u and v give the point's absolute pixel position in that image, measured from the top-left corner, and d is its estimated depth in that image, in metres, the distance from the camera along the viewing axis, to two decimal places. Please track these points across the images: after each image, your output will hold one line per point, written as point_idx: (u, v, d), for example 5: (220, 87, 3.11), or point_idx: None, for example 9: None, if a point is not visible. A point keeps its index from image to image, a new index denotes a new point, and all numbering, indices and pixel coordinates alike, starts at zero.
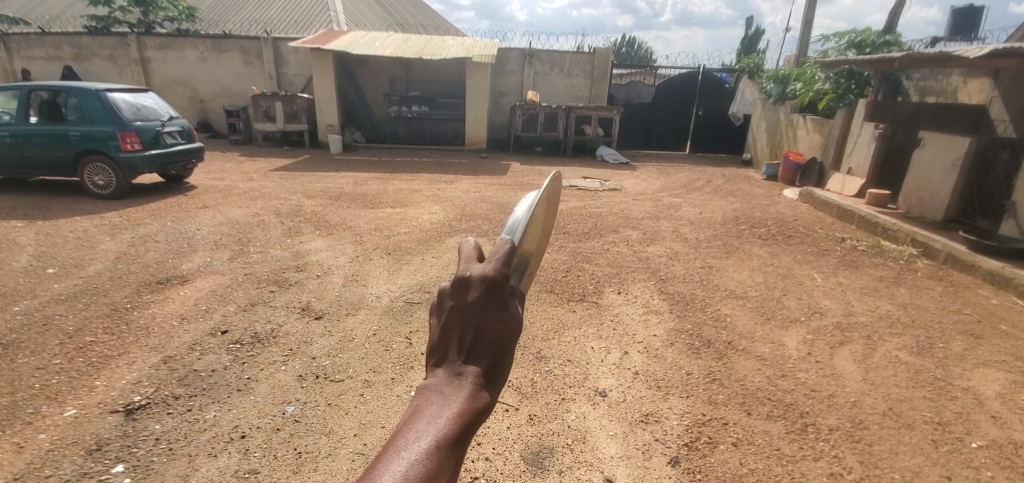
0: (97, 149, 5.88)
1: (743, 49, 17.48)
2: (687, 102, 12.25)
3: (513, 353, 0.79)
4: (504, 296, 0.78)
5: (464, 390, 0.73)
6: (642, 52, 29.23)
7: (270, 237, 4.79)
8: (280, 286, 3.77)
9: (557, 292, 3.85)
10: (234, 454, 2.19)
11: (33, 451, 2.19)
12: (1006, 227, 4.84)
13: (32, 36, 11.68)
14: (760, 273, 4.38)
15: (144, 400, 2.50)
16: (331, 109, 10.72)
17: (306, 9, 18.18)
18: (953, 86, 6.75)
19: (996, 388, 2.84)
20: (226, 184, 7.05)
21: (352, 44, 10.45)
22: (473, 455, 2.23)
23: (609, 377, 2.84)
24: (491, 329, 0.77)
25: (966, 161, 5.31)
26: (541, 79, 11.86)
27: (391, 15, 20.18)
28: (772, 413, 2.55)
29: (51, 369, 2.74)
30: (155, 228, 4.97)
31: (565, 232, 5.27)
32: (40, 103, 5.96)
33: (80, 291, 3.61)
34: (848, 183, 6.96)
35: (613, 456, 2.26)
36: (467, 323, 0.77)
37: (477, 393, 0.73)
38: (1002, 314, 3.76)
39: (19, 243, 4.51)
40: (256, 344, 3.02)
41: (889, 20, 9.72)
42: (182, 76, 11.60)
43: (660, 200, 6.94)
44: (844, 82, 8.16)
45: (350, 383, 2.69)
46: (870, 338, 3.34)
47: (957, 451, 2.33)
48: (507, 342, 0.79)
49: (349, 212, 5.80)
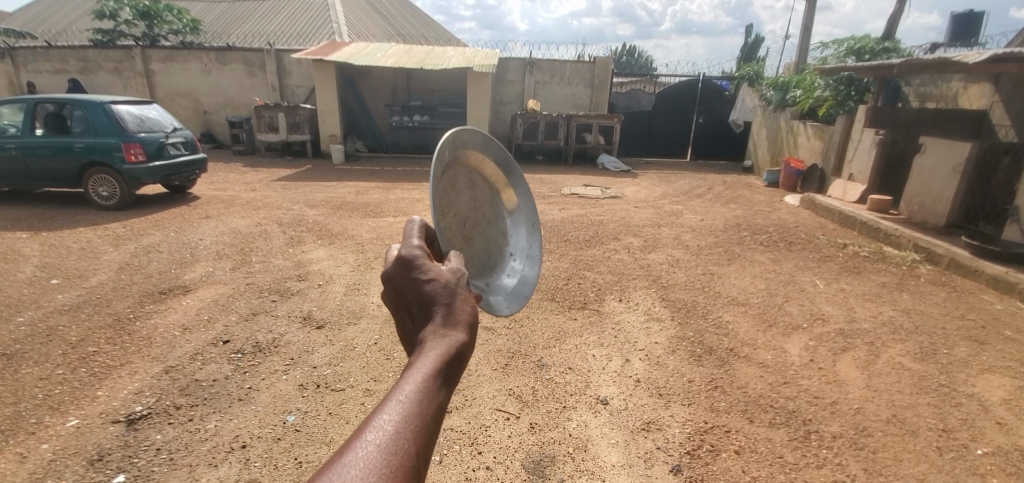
0: (101, 161, 5.94)
1: (743, 57, 17.64)
2: (687, 110, 12.29)
3: (457, 300, 0.99)
4: (422, 266, 1.00)
5: (433, 342, 0.91)
6: (642, 60, 29.43)
7: (272, 247, 4.83)
8: (282, 295, 3.78)
9: (558, 299, 3.86)
10: (235, 464, 2.19)
11: (36, 461, 2.19)
12: (1009, 232, 4.82)
13: (38, 50, 11.81)
14: (762, 279, 4.38)
15: (145, 410, 2.51)
16: (334, 120, 10.80)
17: (309, 21, 18.38)
18: (953, 92, 6.80)
19: (1002, 394, 2.82)
20: (229, 195, 7.07)
21: (354, 54, 10.54)
22: (474, 464, 2.23)
23: (611, 385, 2.83)
24: (426, 292, 0.98)
25: (967, 166, 5.31)
26: (542, 88, 11.94)
27: (393, 27, 20.45)
28: (774, 420, 2.54)
29: (54, 379, 2.75)
30: (158, 239, 4.99)
31: (566, 240, 5.28)
32: (45, 115, 6.02)
33: (83, 302, 3.62)
34: (849, 189, 6.97)
35: (614, 464, 2.25)
36: (410, 300, 0.99)
37: (443, 338, 0.92)
38: (1006, 320, 3.74)
39: (23, 254, 4.53)
40: (258, 354, 3.03)
41: (889, 26, 9.77)
42: (186, 88, 11.72)
43: (661, 207, 6.95)
44: (843, 88, 8.22)
45: (351, 393, 2.68)
46: (873, 344, 3.32)
47: (962, 458, 2.31)
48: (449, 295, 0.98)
49: (351, 221, 5.81)
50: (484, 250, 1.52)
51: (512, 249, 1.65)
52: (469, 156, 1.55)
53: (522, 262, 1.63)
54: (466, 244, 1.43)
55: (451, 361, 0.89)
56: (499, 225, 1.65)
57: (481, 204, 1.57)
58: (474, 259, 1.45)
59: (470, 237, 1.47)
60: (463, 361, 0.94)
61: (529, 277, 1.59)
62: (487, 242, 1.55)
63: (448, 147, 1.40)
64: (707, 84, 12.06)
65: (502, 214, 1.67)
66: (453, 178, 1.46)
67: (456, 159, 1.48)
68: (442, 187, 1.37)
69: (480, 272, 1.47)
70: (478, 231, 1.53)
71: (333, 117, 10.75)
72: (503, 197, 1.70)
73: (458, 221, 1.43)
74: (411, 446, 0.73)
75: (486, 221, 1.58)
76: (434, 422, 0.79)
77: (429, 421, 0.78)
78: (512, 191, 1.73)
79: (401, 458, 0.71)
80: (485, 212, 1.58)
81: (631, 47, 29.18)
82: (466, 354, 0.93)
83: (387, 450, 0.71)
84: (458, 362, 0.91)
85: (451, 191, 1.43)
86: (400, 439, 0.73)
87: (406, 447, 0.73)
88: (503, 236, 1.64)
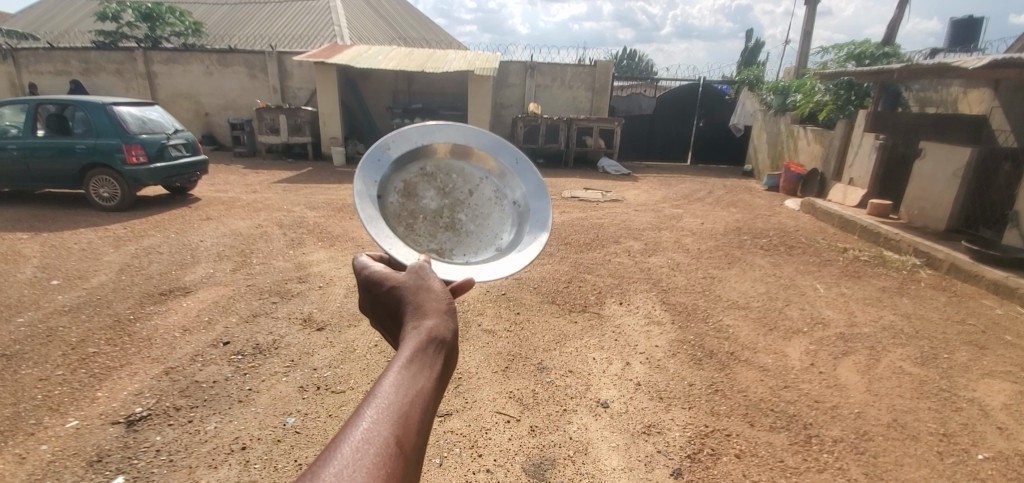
0: (103, 162, 5.94)
1: (743, 61, 17.71)
2: (688, 114, 12.32)
3: (426, 294, 1.02)
4: (385, 280, 1.08)
5: (413, 331, 0.93)
6: (642, 64, 29.44)
7: (273, 249, 4.82)
8: (282, 297, 3.78)
9: (558, 302, 3.86)
10: (235, 466, 2.19)
11: (35, 462, 2.18)
12: (1010, 237, 4.81)
13: (41, 51, 11.84)
14: (762, 283, 4.38)
15: (145, 412, 2.50)
16: (334, 122, 10.81)
17: (311, 23, 18.43)
18: (952, 97, 6.84)
19: (1002, 399, 2.82)
20: (229, 196, 7.07)
21: (356, 57, 10.57)
22: (474, 467, 2.22)
23: (611, 388, 2.83)
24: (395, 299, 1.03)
25: (967, 170, 5.33)
26: (542, 92, 11.97)
27: (394, 30, 20.52)
28: (775, 424, 2.54)
29: (53, 380, 2.74)
30: (159, 240, 4.99)
31: (567, 243, 5.28)
32: (46, 116, 6.02)
33: (82, 303, 3.62)
34: (849, 193, 6.97)
35: (614, 468, 2.25)
36: (388, 311, 1.06)
37: (421, 324, 0.94)
38: (1006, 325, 3.73)
39: (24, 255, 4.53)
40: (258, 355, 3.03)
41: (889, 31, 9.79)
42: (187, 89, 11.74)
43: (662, 211, 6.95)
44: (844, 93, 8.25)
45: (351, 395, 2.68)
46: (874, 349, 3.32)
47: (963, 463, 2.31)
48: (417, 293, 1.03)
49: (351, 224, 5.80)
50: (479, 221, 1.56)
51: (512, 199, 1.63)
52: (403, 161, 1.57)
53: (533, 203, 1.59)
54: (455, 232, 1.50)
55: (426, 345, 0.90)
56: (484, 183, 1.64)
57: (451, 186, 1.60)
58: (474, 237, 1.51)
59: (456, 222, 1.54)
60: (448, 341, 0.94)
61: (542, 213, 1.55)
62: (481, 212, 1.58)
63: (371, 178, 1.46)
64: (708, 88, 12.09)
65: (488, 174, 1.65)
66: (405, 190, 1.54)
67: (394, 174, 1.54)
68: (394, 211, 1.47)
69: (490, 239, 1.51)
70: (463, 210, 1.57)
71: (334, 119, 10.76)
72: (479, 159, 1.66)
73: (431, 220, 1.50)
74: (390, 433, 0.73)
75: (467, 193, 1.60)
76: (414, 408, 0.79)
77: (415, 403, 0.79)
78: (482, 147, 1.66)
79: (386, 447, 0.72)
80: (461, 189, 1.60)
81: (630, 51, 29.24)
82: (442, 334, 0.93)
83: (366, 443, 0.71)
84: (436, 345, 0.91)
85: (408, 205, 1.51)
86: (379, 432, 0.73)
87: (392, 433, 0.73)
88: (495, 192, 1.63)
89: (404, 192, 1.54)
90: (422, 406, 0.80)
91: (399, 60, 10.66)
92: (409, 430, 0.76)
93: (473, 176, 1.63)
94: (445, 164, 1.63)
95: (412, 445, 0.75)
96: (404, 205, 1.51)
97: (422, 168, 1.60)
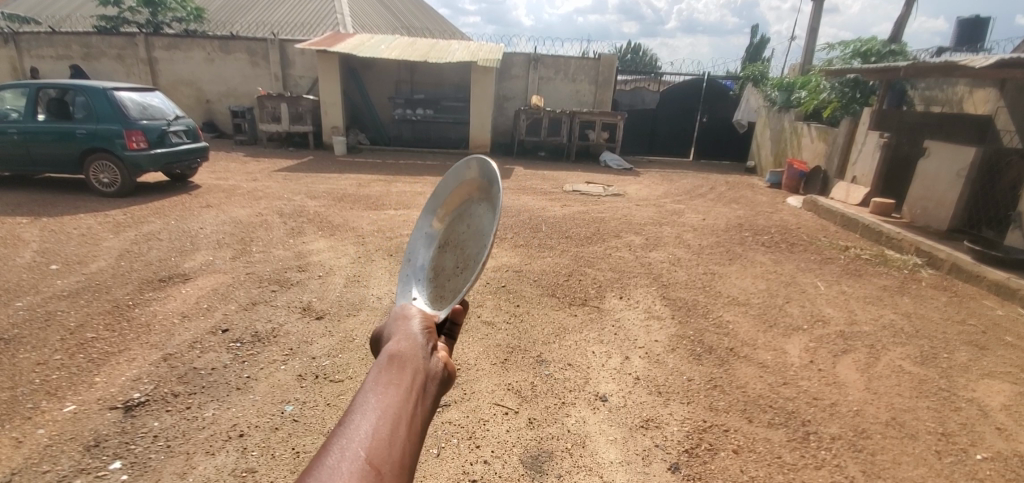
0: (103, 147, 5.91)
1: (748, 57, 17.66)
2: (691, 109, 12.29)
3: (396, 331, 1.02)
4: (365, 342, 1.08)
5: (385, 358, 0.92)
6: (647, 58, 29.30)
7: (273, 237, 4.81)
8: (281, 285, 3.78)
9: (558, 296, 3.84)
10: (233, 453, 2.19)
11: (32, 446, 2.18)
12: (1011, 238, 4.77)
13: (41, 35, 11.76)
14: (763, 280, 4.36)
15: (143, 397, 2.50)
16: (336, 111, 10.74)
17: (314, 11, 18.28)
18: (957, 96, 6.77)
19: (1001, 399, 2.81)
20: (230, 184, 7.05)
21: (358, 46, 10.49)
22: (472, 458, 2.22)
23: (610, 382, 2.82)
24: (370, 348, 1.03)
25: (972, 171, 5.28)
26: (546, 84, 11.90)
27: (398, 20, 20.43)
28: (773, 420, 2.53)
29: (51, 364, 2.74)
30: (159, 227, 4.98)
31: (568, 236, 5.26)
32: (48, 100, 5.99)
33: (82, 288, 3.61)
34: (852, 192, 6.93)
35: (612, 461, 2.24)
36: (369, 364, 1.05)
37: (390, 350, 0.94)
38: (1007, 326, 3.71)
39: (24, 239, 4.52)
40: (256, 343, 3.02)
41: (896, 29, 9.70)
42: (188, 75, 11.68)
43: (663, 206, 6.93)
44: (849, 91, 8.18)
45: (350, 384, 2.67)
46: (873, 347, 3.31)
47: (961, 463, 2.31)
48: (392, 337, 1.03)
49: (351, 213, 5.79)
50: (483, 237, 1.42)
51: (487, 198, 1.51)
52: (424, 258, 1.65)
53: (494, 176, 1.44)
54: (469, 265, 1.38)
55: (393, 365, 0.90)
56: (475, 207, 1.57)
57: (458, 234, 1.57)
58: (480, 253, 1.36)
59: (467, 256, 1.44)
60: (422, 360, 0.94)
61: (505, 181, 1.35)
62: (481, 228, 1.47)
63: (408, 289, 1.57)
64: (713, 84, 12.03)
65: (471, 200, 1.61)
66: (432, 272, 1.57)
67: (421, 271, 1.62)
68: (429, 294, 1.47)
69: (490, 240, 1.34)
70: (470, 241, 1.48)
71: (336, 108, 10.70)
72: (460, 197, 1.67)
73: (450, 272, 1.46)
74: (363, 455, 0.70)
75: (468, 226, 1.54)
76: (384, 425, 0.76)
77: (385, 420, 0.77)
78: (455, 193, 1.68)
79: (357, 466, 0.68)
80: (462, 231, 1.56)
81: (635, 45, 29.12)
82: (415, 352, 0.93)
83: (336, 466, 0.67)
84: (404, 362, 0.91)
85: (437, 280, 1.50)
86: (349, 455, 0.70)
87: (361, 455, 0.70)
88: (483, 205, 1.52)
89: (433, 272, 1.56)
90: (393, 421, 0.78)
91: (401, 49, 10.57)
92: (381, 448, 0.73)
93: (464, 213, 1.62)
94: (450, 228, 1.65)
95: (387, 462, 0.71)
96: (434, 279, 1.51)
97: (436, 245, 1.66)
